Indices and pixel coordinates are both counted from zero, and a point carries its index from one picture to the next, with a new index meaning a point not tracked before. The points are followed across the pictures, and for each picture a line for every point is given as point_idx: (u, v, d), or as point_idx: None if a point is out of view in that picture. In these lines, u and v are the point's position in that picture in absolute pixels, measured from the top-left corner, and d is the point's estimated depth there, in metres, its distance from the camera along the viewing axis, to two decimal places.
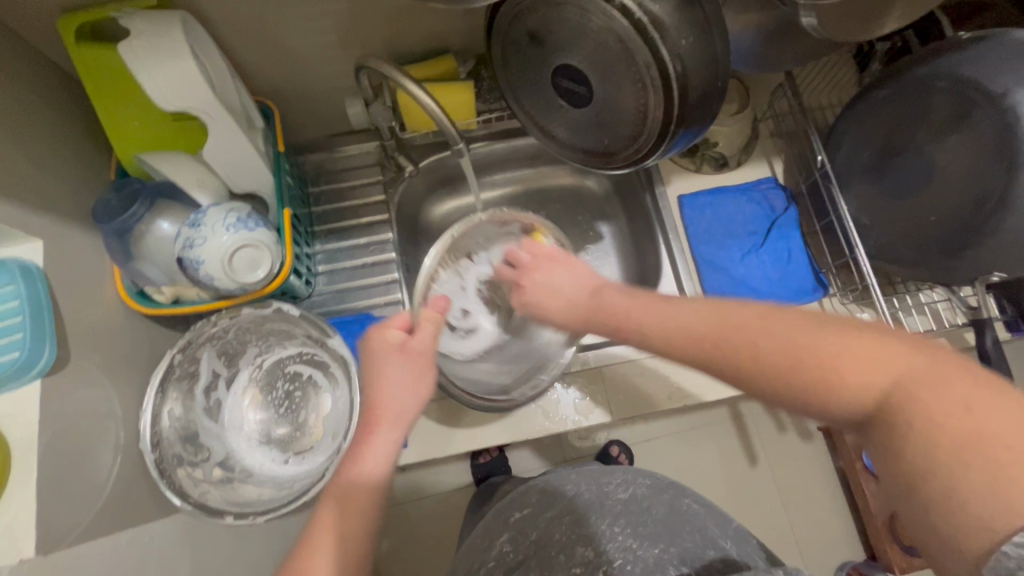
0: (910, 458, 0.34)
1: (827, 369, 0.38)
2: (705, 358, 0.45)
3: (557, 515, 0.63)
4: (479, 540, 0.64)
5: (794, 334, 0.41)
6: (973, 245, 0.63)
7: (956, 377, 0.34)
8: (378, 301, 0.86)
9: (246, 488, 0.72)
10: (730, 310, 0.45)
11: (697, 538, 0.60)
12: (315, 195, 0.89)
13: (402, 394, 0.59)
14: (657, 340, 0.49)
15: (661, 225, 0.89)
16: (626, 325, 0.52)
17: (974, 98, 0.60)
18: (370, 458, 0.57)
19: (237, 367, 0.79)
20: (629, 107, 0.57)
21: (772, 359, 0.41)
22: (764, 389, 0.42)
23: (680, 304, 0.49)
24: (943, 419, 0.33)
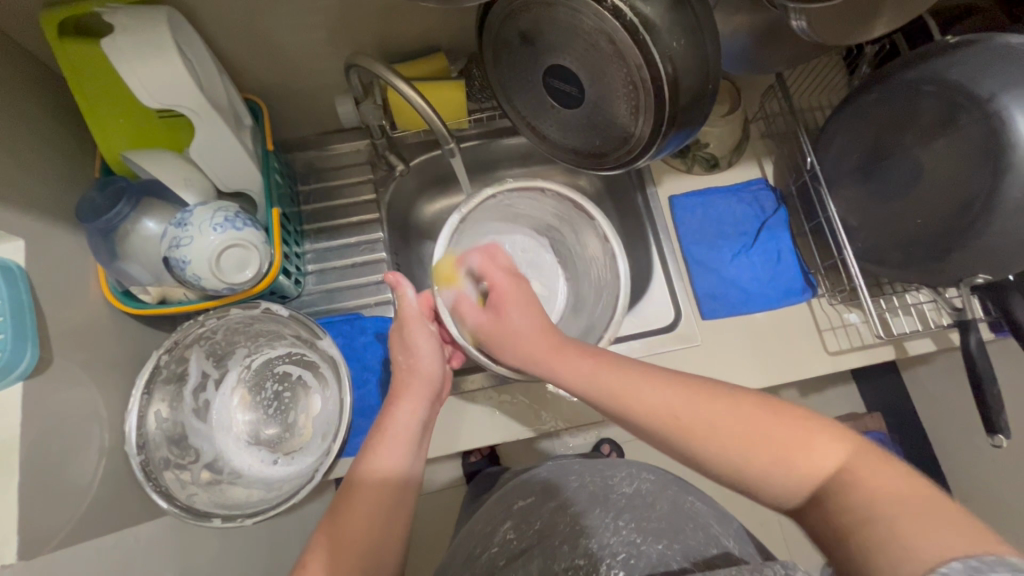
0: (867, 510, 0.39)
1: (790, 448, 0.44)
2: (731, 455, 0.46)
3: (561, 505, 0.60)
4: (482, 527, 0.63)
5: (748, 415, 0.47)
6: (958, 248, 0.63)
7: (877, 464, 0.42)
8: (368, 300, 0.85)
9: (234, 489, 0.72)
10: (701, 393, 0.50)
11: (701, 537, 0.56)
12: (304, 193, 0.88)
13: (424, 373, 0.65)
14: (662, 426, 0.50)
15: (652, 226, 0.90)
16: (629, 411, 0.52)
17: (961, 102, 0.61)
18: (392, 433, 0.60)
19: (225, 367, 0.78)
20: (621, 109, 0.57)
21: (733, 433, 0.46)
22: (720, 465, 0.47)
23: (704, 394, 0.50)
24: (871, 486, 0.40)
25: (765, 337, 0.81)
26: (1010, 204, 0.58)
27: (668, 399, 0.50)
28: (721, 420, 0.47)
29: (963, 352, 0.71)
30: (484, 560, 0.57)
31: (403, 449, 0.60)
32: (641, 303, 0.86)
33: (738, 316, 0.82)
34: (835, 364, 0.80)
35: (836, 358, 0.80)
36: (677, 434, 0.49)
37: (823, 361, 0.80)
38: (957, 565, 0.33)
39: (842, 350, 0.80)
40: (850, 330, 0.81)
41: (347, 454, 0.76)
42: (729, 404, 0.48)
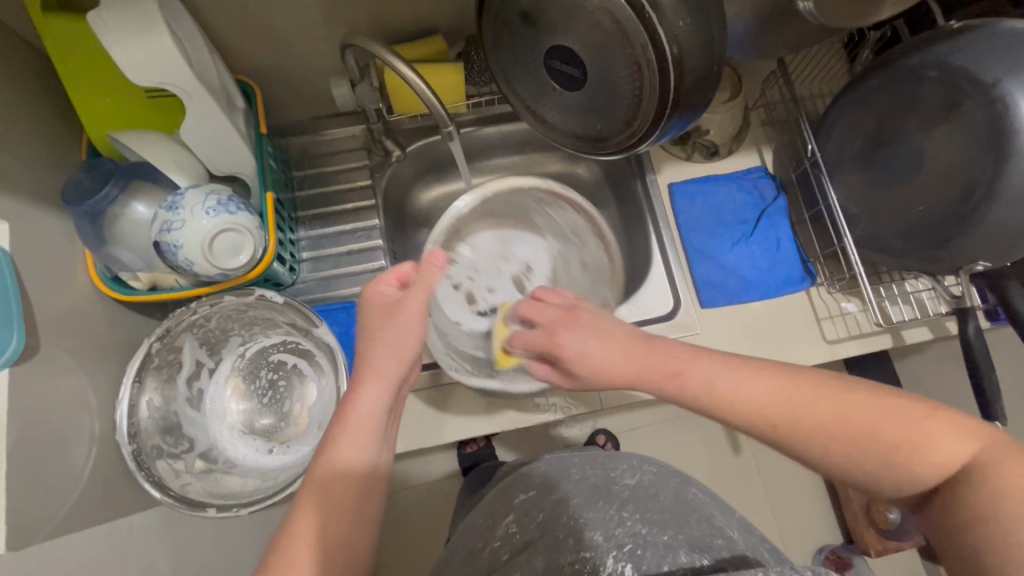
0: (999, 511, 0.41)
1: (915, 439, 0.43)
2: (831, 451, 0.45)
3: (564, 497, 0.60)
4: (484, 520, 0.62)
5: (871, 409, 0.45)
6: (959, 235, 0.63)
7: (1017, 458, 0.42)
8: (364, 288, 0.84)
9: (229, 479, 0.71)
10: (804, 377, 0.47)
11: (705, 528, 0.55)
12: (298, 179, 0.86)
13: (390, 358, 0.58)
14: (764, 418, 0.46)
15: (651, 214, 0.89)
16: (743, 413, 0.47)
17: (965, 88, 0.60)
18: (357, 424, 0.55)
19: (219, 356, 0.77)
20: (624, 91, 0.56)
21: (852, 427, 0.44)
22: (835, 461, 0.45)
23: (809, 383, 0.47)
24: (1002, 487, 0.41)
25: (764, 325, 0.81)
26: (1012, 190, 0.58)
27: (776, 392, 0.46)
28: (820, 407, 0.46)
29: (961, 340, 0.71)
30: (487, 555, 0.57)
31: (366, 442, 0.55)
32: (640, 292, 0.85)
33: (737, 305, 0.82)
34: (833, 352, 0.80)
35: (833, 346, 0.80)
36: (788, 432, 0.46)
37: (821, 350, 0.80)
38: None
39: (841, 339, 0.80)
40: (848, 319, 0.81)
41: None
42: (833, 399, 0.46)
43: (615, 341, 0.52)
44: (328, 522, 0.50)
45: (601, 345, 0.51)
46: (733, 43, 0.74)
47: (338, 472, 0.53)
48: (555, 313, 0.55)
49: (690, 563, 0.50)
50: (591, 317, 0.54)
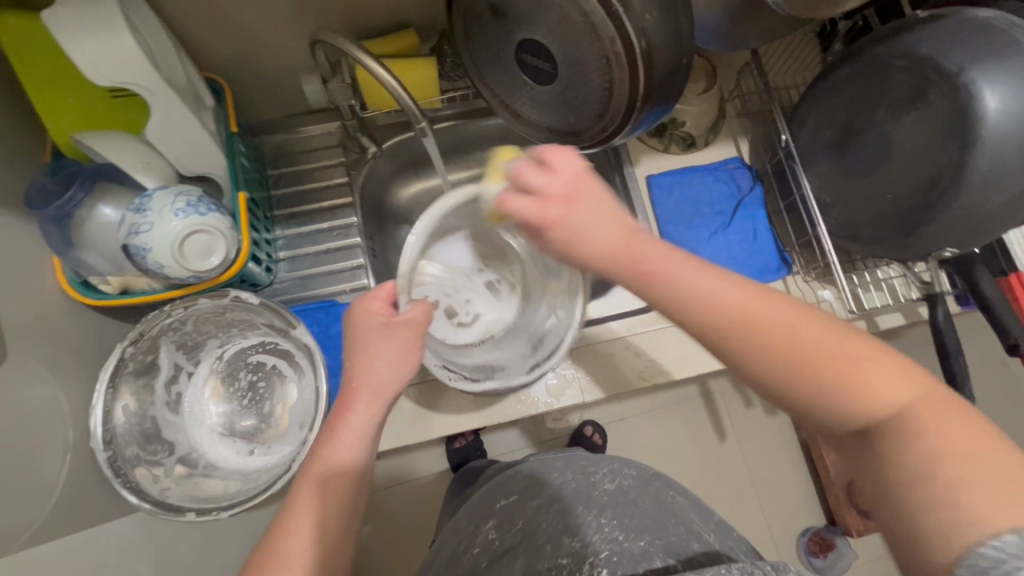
0: (928, 465, 0.37)
1: (852, 376, 0.40)
2: (781, 376, 0.42)
3: (545, 504, 0.60)
4: (467, 526, 0.63)
5: (834, 336, 0.42)
6: (927, 223, 0.64)
7: (948, 413, 0.38)
8: (342, 287, 0.83)
9: (209, 482, 0.70)
10: (774, 296, 0.44)
11: (683, 532, 0.56)
12: (273, 178, 0.85)
13: (381, 373, 0.57)
14: (707, 313, 0.44)
15: (630, 206, 0.89)
16: (693, 305, 0.45)
17: (931, 77, 0.61)
18: (351, 430, 0.55)
19: (197, 358, 0.76)
20: (595, 84, 0.56)
21: (789, 343, 0.42)
22: (786, 385, 0.42)
23: (778, 300, 0.44)
24: (933, 441, 0.37)
25: None
26: (977, 178, 0.59)
27: (734, 295, 0.44)
28: (801, 333, 0.42)
29: (932, 325, 0.73)
30: (467, 561, 0.58)
31: (353, 462, 0.54)
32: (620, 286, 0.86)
33: None
34: None
35: None
36: (730, 334, 0.43)
37: None
38: (1014, 540, 0.32)
39: None
40: (823, 307, 0.82)
41: None
42: (826, 337, 0.42)
43: (618, 220, 0.47)
44: (318, 528, 0.51)
45: (598, 226, 0.46)
46: (705, 35, 0.74)
47: (326, 482, 0.53)
48: (567, 170, 0.46)
49: (663, 568, 0.50)
50: (601, 184, 0.47)
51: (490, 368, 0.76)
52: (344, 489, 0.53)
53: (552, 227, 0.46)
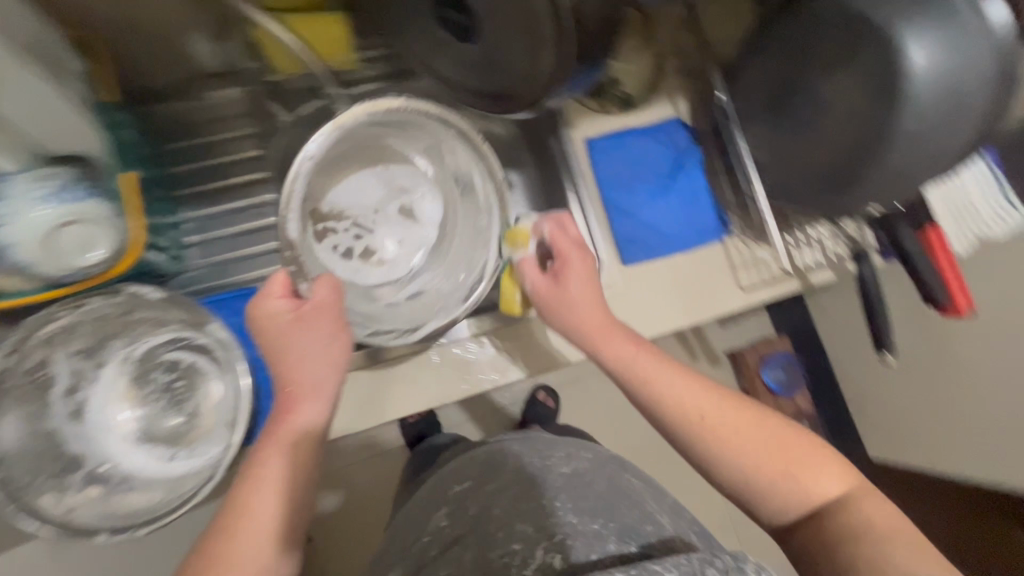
0: (868, 539, 0.50)
1: (806, 475, 0.55)
2: (752, 471, 0.55)
3: (499, 489, 0.57)
4: (422, 514, 0.63)
5: (792, 440, 0.56)
6: (856, 181, 0.65)
7: (884, 507, 0.53)
8: (263, 273, 0.75)
9: (127, 495, 0.64)
10: (747, 411, 0.58)
11: (637, 514, 0.54)
12: (172, 152, 0.75)
13: (316, 353, 0.56)
14: (698, 430, 0.57)
15: (569, 172, 0.86)
16: (678, 418, 0.57)
17: (862, 31, 0.60)
18: (300, 401, 0.55)
19: (100, 361, 0.67)
20: (518, 41, 0.51)
21: (764, 450, 0.55)
22: (752, 484, 0.55)
23: (746, 413, 0.57)
24: (874, 522, 0.52)
25: (679, 278, 0.84)
26: (905, 137, 0.59)
27: (714, 412, 0.57)
28: (767, 437, 0.56)
29: (859, 280, 0.76)
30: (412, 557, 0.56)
31: (305, 443, 0.55)
32: None
33: (657, 261, 0.83)
34: (746, 298, 0.84)
35: (748, 292, 0.84)
36: (713, 447, 0.56)
37: (737, 296, 0.84)
38: None
39: (754, 285, 0.84)
40: (760, 266, 0.84)
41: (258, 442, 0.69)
42: (782, 444, 0.56)
43: (600, 305, 0.64)
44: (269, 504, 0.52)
45: (593, 309, 0.63)
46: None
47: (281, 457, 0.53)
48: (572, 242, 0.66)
49: (618, 553, 0.48)
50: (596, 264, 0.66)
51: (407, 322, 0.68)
52: (303, 460, 0.54)
53: (557, 294, 0.64)
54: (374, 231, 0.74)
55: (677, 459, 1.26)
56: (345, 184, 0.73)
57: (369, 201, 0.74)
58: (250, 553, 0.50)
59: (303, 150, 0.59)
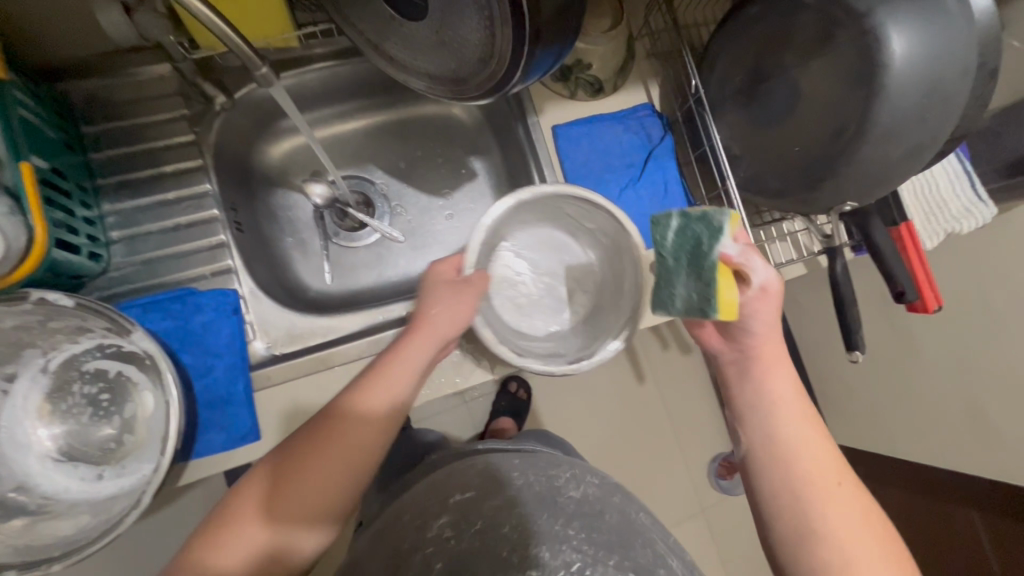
0: None
1: (862, 564, 0.44)
2: (816, 514, 0.46)
3: (507, 504, 0.49)
4: (410, 517, 0.49)
5: (874, 529, 0.46)
6: (830, 176, 0.62)
7: None
8: (201, 270, 0.69)
9: (46, 522, 0.58)
10: (849, 476, 0.48)
11: (651, 556, 0.47)
12: (91, 138, 0.68)
13: (430, 344, 0.60)
14: (779, 450, 0.49)
15: (536, 160, 0.82)
16: (766, 427, 0.51)
17: (839, 17, 0.57)
18: (389, 377, 0.56)
19: (13, 373, 0.60)
20: (472, 20, 0.45)
21: (834, 507, 0.46)
22: (797, 530, 0.46)
23: (844, 473, 0.48)
24: None
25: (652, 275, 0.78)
26: (880, 130, 0.56)
27: (812, 450, 0.49)
28: (851, 506, 0.46)
29: (830, 276, 0.74)
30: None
31: (386, 423, 0.53)
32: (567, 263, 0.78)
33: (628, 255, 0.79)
34: None
35: None
36: (783, 473, 0.48)
37: None
38: None
39: None
40: None
41: (197, 456, 0.64)
42: (864, 522, 0.46)
43: (776, 335, 0.55)
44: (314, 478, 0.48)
45: (774, 345, 0.55)
46: None
47: (349, 433, 0.51)
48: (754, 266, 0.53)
49: None
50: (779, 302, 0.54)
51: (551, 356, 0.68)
52: (374, 439, 0.52)
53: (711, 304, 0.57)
54: (541, 289, 0.77)
55: (646, 446, 1.28)
56: (528, 229, 0.78)
57: (541, 259, 0.78)
58: (283, 506, 0.47)
59: (501, 203, 0.67)
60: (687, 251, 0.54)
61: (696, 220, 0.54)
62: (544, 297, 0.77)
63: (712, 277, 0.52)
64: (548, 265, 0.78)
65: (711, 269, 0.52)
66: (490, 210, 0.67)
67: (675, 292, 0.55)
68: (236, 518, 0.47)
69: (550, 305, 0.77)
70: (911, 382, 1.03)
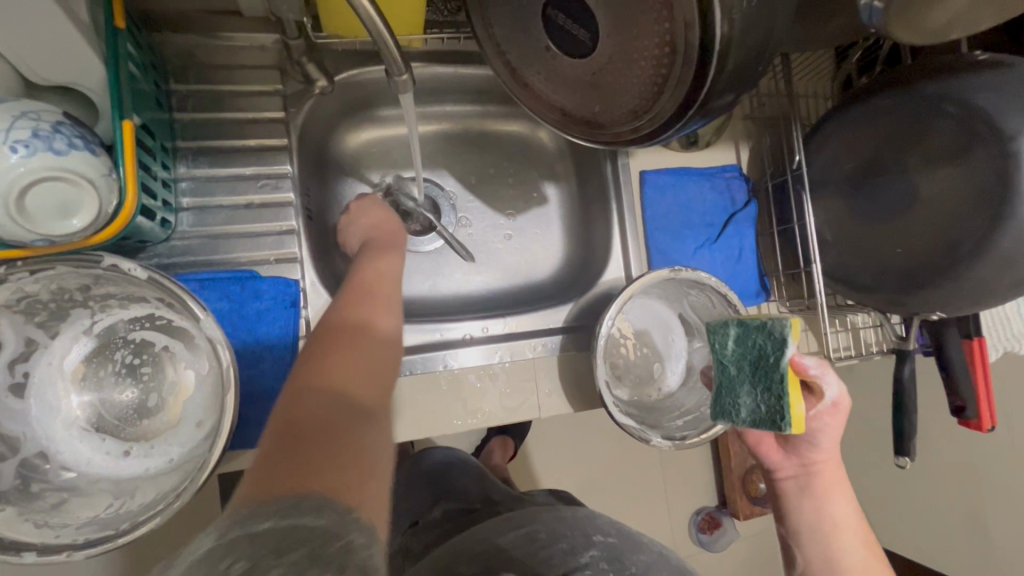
0: None
1: None
2: None
3: (654, 560, 0.52)
4: (552, 539, 0.52)
5: None
6: (933, 285, 0.61)
7: None
8: (265, 255, 0.66)
9: (64, 497, 0.53)
10: None
11: None
12: (178, 96, 0.64)
13: (397, 247, 0.66)
14: None
15: (618, 202, 0.80)
16: (830, 559, 0.53)
17: (980, 133, 0.56)
18: (374, 264, 0.61)
19: (55, 330, 0.56)
20: (641, 71, 0.43)
21: None
22: None
23: None
24: None
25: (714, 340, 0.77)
26: (999, 254, 0.56)
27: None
28: None
29: (894, 378, 0.72)
30: None
31: (393, 296, 0.59)
32: (670, 343, 0.76)
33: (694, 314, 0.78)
34: None
35: None
36: None
37: None
38: None
39: None
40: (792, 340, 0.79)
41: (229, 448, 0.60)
42: None
43: (835, 459, 0.56)
44: (360, 335, 0.51)
45: (835, 456, 0.56)
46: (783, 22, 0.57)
47: (370, 301, 0.56)
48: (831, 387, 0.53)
49: None
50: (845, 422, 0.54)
51: (651, 432, 0.67)
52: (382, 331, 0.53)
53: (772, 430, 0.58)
54: (640, 362, 0.76)
55: (642, 502, 1.24)
56: (650, 299, 0.76)
57: (648, 331, 0.76)
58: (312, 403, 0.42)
59: (658, 270, 0.66)
60: (750, 362, 0.53)
61: (756, 330, 0.53)
62: (638, 368, 0.75)
63: (783, 391, 0.50)
64: (652, 340, 0.76)
65: (782, 380, 0.50)
66: (646, 273, 0.67)
67: (740, 401, 0.53)
68: (309, 366, 0.46)
69: (642, 379, 0.75)
70: (923, 486, 1.03)
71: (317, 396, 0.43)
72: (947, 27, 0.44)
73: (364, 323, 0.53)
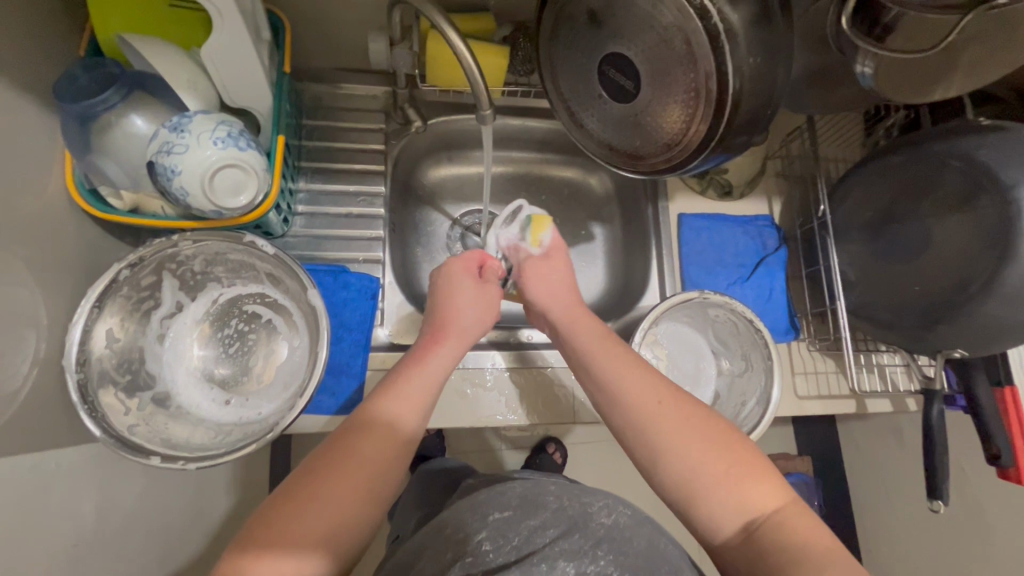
0: (741, 506, 0.49)
1: (717, 483, 0.50)
2: (664, 452, 0.53)
3: (544, 523, 0.50)
4: (451, 533, 0.50)
5: (720, 445, 0.52)
6: (948, 321, 0.65)
7: (806, 521, 0.47)
8: (356, 255, 0.80)
9: (177, 427, 0.65)
10: (686, 406, 0.56)
11: None
12: (307, 128, 0.82)
13: (447, 356, 0.65)
14: (625, 405, 0.58)
15: (657, 239, 0.89)
16: (609, 387, 0.60)
17: (983, 183, 0.63)
18: (412, 393, 0.58)
19: (191, 296, 0.71)
20: (674, 111, 0.54)
21: (686, 440, 0.53)
22: (661, 469, 0.53)
23: (673, 403, 0.56)
24: (802, 536, 0.46)
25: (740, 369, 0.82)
26: (1007, 290, 0.61)
27: (640, 390, 0.58)
28: (684, 425, 0.54)
29: (924, 420, 0.74)
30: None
31: (422, 409, 0.58)
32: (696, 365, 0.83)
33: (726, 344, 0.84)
34: (800, 408, 0.82)
35: (802, 401, 0.82)
36: (629, 415, 0.57)
37: (789, 401, 0.82)
38: None
39: (809, 396, 0.83)
40: (820, 378, 0.83)
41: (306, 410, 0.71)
42: (707, 436, 0.53)
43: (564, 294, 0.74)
44: (375, 443, 0.52)
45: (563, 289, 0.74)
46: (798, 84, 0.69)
47: (405, 397, 0.58)
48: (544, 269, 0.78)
49: None
50: (561, 267, 0.78)
51: None
52: (393, 453, 0.53)
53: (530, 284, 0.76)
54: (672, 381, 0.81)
55: None
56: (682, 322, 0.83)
57: (678, 354, 0.82)
58: (316, 518, 0.46)
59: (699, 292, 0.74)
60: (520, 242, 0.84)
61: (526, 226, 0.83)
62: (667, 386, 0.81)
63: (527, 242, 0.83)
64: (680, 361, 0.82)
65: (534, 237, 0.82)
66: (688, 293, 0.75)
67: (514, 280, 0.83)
68: (301, 492, 0.48)
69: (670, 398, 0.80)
70: None
71: (307, 521, 0.46)
72: (929, 86, 0.53)
73: (377, 438, 0.53)
